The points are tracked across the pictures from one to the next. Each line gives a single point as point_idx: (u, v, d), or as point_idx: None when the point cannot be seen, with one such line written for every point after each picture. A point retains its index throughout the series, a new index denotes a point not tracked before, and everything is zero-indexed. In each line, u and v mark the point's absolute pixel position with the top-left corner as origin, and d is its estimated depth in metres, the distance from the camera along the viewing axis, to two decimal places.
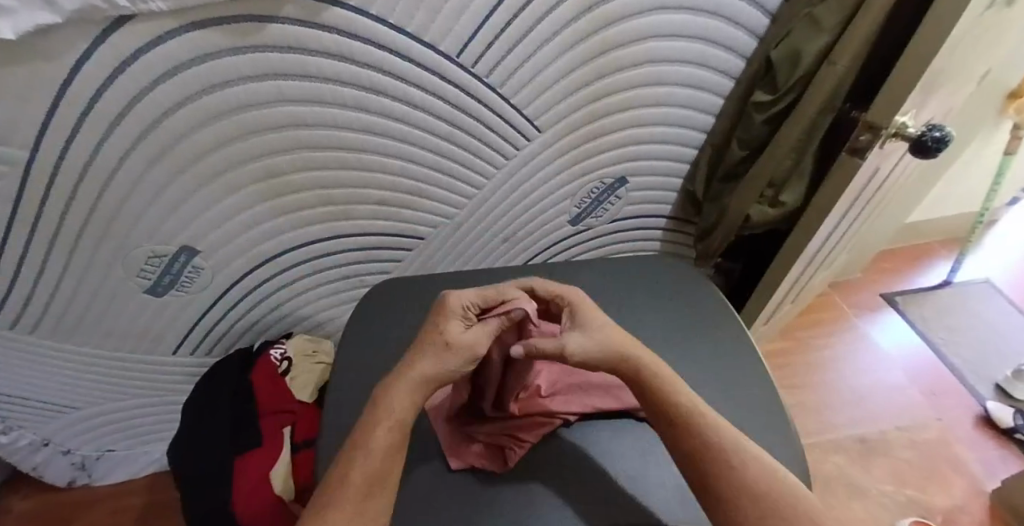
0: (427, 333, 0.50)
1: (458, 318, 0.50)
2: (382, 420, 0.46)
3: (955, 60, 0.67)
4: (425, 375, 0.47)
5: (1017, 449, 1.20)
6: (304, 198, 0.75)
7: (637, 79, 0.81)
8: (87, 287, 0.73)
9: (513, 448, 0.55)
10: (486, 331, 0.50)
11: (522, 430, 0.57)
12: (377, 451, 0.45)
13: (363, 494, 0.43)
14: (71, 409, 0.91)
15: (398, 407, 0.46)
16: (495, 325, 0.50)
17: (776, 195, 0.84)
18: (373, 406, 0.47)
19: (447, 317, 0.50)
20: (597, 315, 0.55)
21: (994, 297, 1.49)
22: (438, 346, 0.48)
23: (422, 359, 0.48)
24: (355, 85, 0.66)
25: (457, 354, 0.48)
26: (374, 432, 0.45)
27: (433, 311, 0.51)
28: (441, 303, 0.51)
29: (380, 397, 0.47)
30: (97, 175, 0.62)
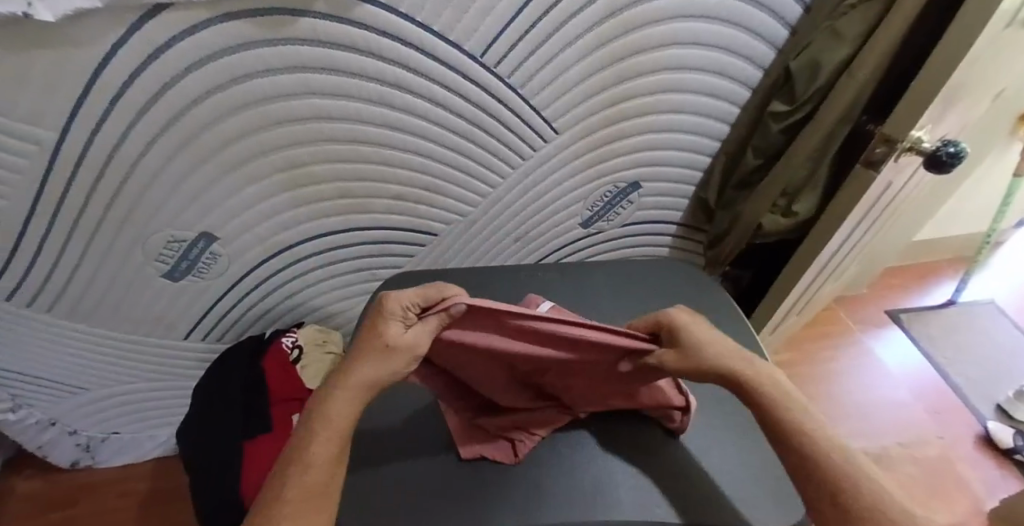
0: (366, 336, 0.48)
1: (399, 319, 0.47)
2: (321, 431, 0.45)
3: (971, 78, 0.68)
4: (366, 382, 0.46)
5: (1016, 469, 1.20)
6: (324, 190, 0.77)
7: (655, 85, 0.82)
8: (105, 270, 0.74)
9: (524, 439, 0.58)
10: (427, 330, 0.48)
11: (533, 423, 0.59)
12: (318, 464, 0.44)
13: (304, 508, 0.42)
14: (81, 390, 0.92)
15: (339, 415, 0.45)
16: (435, 323, 0.49)
17: (789, 204, 0.85)
18: (312, 417, 0.46)
19: (386, 318, 0.47)
20: (706, 332, 0.54)
21: (999, 317, 1.49)
22: (379, 351, 0.47)
23: (362, 365, 0.46)
24: (380, 81, 0.67)
25: (400, 357, 0.47)
26: (314, 445, 0.44)
27: (373, 311, 0.49)
28: (381, 302, 0.48)
29: (319, 407, 0.46)
30: (122, 161, 0.63)
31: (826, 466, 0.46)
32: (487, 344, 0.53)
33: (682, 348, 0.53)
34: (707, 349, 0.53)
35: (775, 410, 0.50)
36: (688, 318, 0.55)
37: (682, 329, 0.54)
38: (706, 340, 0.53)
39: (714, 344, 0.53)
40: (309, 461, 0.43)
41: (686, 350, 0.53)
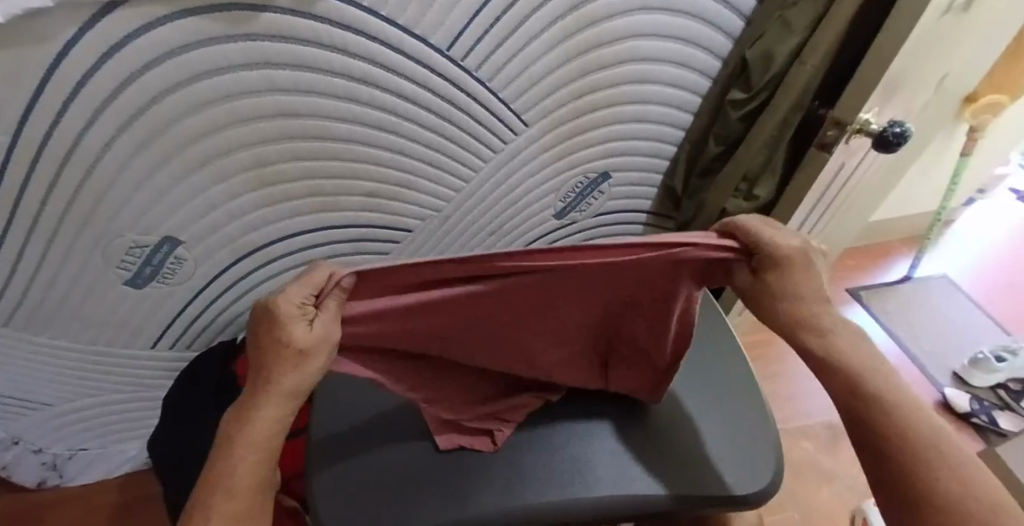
0: (265, 346, 0.43)
1: (301, 317, 0.42)
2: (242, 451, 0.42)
3: (916, 61, 0.72)
4: (287, 392, 0.43)
5: (974, 432, 1.27)
6: (294, 188, 0.76)
7: (620, 77, 0.84)
8: (66, 277, 0.72)
9: (500, 429, 0.61)
10: (332, 319, 0.44)
11: (507, 412, 0.62)
12: (242, 487, 0.42)
13: None
14: (44, 405, 0.89)
15: (259, 432, 0.42)
16: (335, 306, 0.44)
17: (750, 188, 0.88)
18: (228, 442, 0.43)
19: (278, 322, 0.41)
20: (801, 273, 0.47)
21: (952, 292, 1.57)
22: (290, 358, 0.42)
23: (274, 374, 0.43)
24: (346, 76, 0.67)
25: (316, 356, 0.43)
26: (235, 468, 0.42)
27: (262, 317, 0.42)
28: (267, 304, 0.42)
29: (236, 428, 0.43)
30: (80, 161, 0.61)
31: (905, 440, 0.42)
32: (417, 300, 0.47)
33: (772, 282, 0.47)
34: (804, 288, 0.47)
35: (853, 375, 0.45)
36: (809, 256, 0.47)
37: (791, 259, 0.46)
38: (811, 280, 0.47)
39: (809, 282, 0.47)
40: (231, 482, 0.41)
41: (773, 287, 0.47)
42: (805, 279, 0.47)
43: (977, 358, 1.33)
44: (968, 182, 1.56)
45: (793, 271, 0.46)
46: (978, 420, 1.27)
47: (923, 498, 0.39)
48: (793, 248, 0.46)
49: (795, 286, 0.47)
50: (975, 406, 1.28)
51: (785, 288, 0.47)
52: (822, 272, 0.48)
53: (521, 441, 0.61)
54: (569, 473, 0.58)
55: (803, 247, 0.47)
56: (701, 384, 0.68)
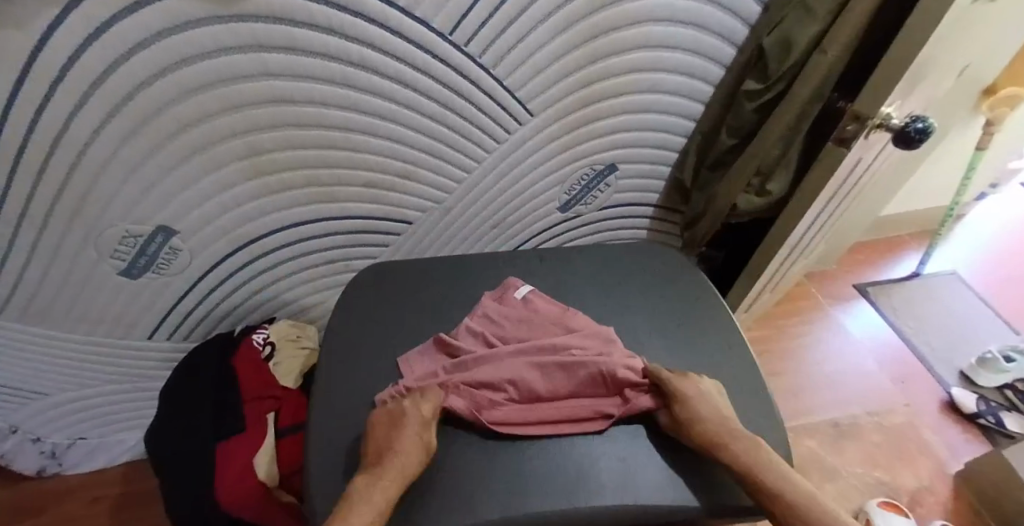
0: None
1: (426, 425, 0.55)
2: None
3: (940, 51, 0.69)
4: None
5: (981, 433, 1.25)
6: (291, 177, 0.74)
7: (629, 65, 0.81)
8: (58, 267, 0.71)
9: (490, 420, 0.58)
10: None
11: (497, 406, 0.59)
12: None
13: None
14: (41, 395, 0.88)
15: None
16: None
17: (763, 184, 0.86)
18: None
19: (417, 412, 0.56)
20: (698, 398, 0.58)
21: (962, 289, 1.54)
22: None
23: None
24: (343, 61, 0.64)
25: None
26: None
27: (397, 407, 0.57)
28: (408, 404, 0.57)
29: (347, 513, 0.46)
30: (69, 148, 0.59)
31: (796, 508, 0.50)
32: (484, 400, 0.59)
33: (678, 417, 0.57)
34: (703, 418, 0.56)
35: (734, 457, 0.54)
36: (695, 388, 0.59)
37: (684, 398, 0.58)
38: (704, 410, 0.57)
39: (706, 407, 0.58)
40: None
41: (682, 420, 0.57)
42: (706, 410, 0.57)
43: (985, 357, 1.31)
44: (982, 177, 1.53)
45: (695, 408, 0.57)
46: (984, 421, 1.25)
47: None
48: (683, 384, 0.59)
49: (704, 416, 0.57)
50: (982, 407, 1.26)
51: (696, 415, 0.56)
52: (706, 396, 0.59)
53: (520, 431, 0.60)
54: (571, 480, 0.56)
55: (691, 387, 0.59)
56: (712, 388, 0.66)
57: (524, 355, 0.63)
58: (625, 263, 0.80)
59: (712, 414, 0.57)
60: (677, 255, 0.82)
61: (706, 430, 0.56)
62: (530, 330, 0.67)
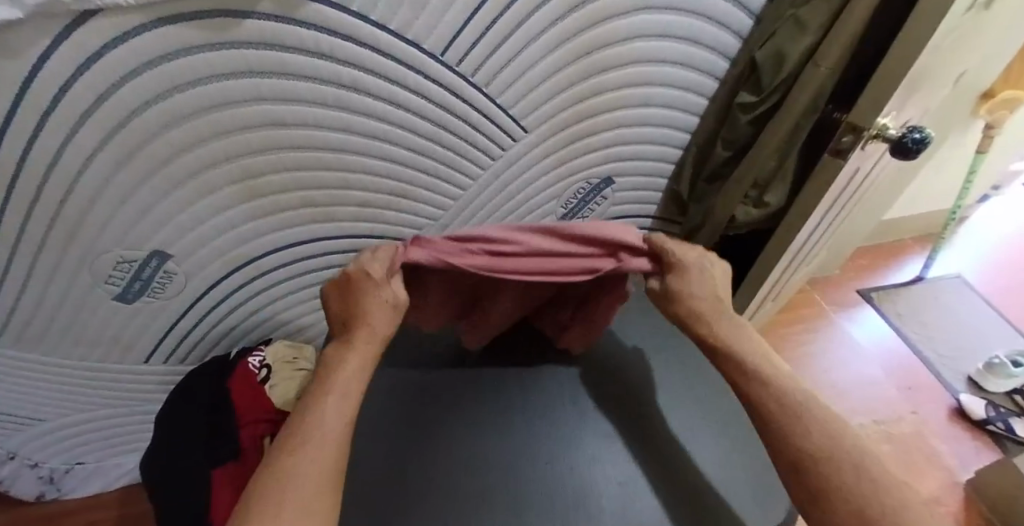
0: None
1: (384, 283, 0.59)
2: (334, 396, 0.52)
3: (936, 61, 0.68)
4: None
5: (991, 440, 1.23)
6: (285, 199, 0.74)
7: (624, 79, 0.81)
8: (54, 293, 0.70)
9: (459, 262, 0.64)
10: None
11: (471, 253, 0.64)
12: None
13: None
14: (37, 421, 0.87)
15: None
16: None
17: (760, 196, 0.85)
18: None
19: (371, 274, 0.59)
20: (698, 273, 0.66)
21: (967, 293, 1.53)
22: None
23: None
24: (335, 83, 0.64)
25: None
26: None
27: (354, 271, 0.59)
28: (361, 267, 0.59)
29: (331, 373, 0.54)
30: (62, 175, 0.59)
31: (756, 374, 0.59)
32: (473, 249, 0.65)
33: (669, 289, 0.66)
34: (697, 293, 0.65)
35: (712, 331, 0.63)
36: (701, 267, 0.66)
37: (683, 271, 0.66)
38: (699, 285, 0.65)
39: (703, 285, 0.66)
40: None
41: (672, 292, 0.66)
42: (701, 288, 0.65)
43: (992, 363, 1.30)
44: (983, 180, 1.51)
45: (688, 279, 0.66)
46: (994, 428, 1.23)
47: (770, 414, 0.56)
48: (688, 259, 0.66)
49: (695, 289, 0.65)
50: (992, 413, 1.24)
51: (688, 288, 0.65)
52: (710, 273, 0.66)
53: (521, 454, 0.59)
54: (569, 510, 0.55)
55: (696, 261, 0.67)
56: None
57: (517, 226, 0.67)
58: None
59: (708, 292, 0.65)
60: None
61: (693, 301, 0.65)
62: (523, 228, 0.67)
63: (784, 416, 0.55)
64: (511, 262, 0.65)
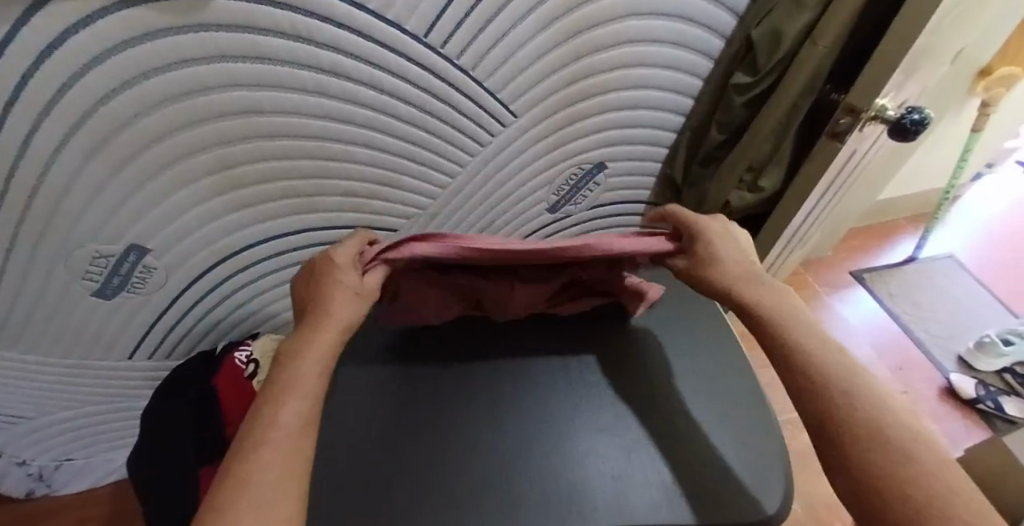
0: None
1: (352, 268, 0.54)
2: (294, 394, 0.44)
3: (935, 38, 0.66)
4: None
5: (980, 420, 1.24)
6: (266, 190, 0.71)
7: (616, 60, 0.78)
8: (29, 290, 0.68)
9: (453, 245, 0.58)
10: None
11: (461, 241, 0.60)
12: None
13: None
14: (20, 420, 0.85)
15: None
16: None
17: (755, 180, 0.83)
18: None
19: (336, 258, 0.54)
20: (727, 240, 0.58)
21: (960, 273, 1.52)
22: None
23: None
24: (314, 68, 0.61)
25: None
26: None
27: (320, 258, 0.55)
28: (327, 252, 0.55)
29: (287, 370, 0.46)
30: (29, 168, 0.56)
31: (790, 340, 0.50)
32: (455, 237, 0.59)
33: (700, 255, 0.58)
34: (728, 258, 0.57)
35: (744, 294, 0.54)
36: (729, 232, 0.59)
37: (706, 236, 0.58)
38: (730, 251, 0.57)
39: (736, 253, 0.57)
40: None
41: (702, 258, 0.58)
42: (732, 256, 0.57)
43: (983, 341, 1.30)
44: (977, 159, 1.50)
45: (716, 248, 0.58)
46: (984, 406, 1.24)
47: (809, 384, 0.46)
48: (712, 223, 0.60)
49: (725, 255, 0.57)
50: (981, 391, 1.25)
51: (717, 254, 0.57)
52: (739, 242, 0.59)
53: (513, 447, 0.58)
54: (563, 503, 0.54)
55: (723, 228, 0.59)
56: (710, 392, 0.64)
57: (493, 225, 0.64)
58: None
59: (739, 258, 0.57)
60: None
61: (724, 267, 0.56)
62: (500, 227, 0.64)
63: (818, 386, 0.46)
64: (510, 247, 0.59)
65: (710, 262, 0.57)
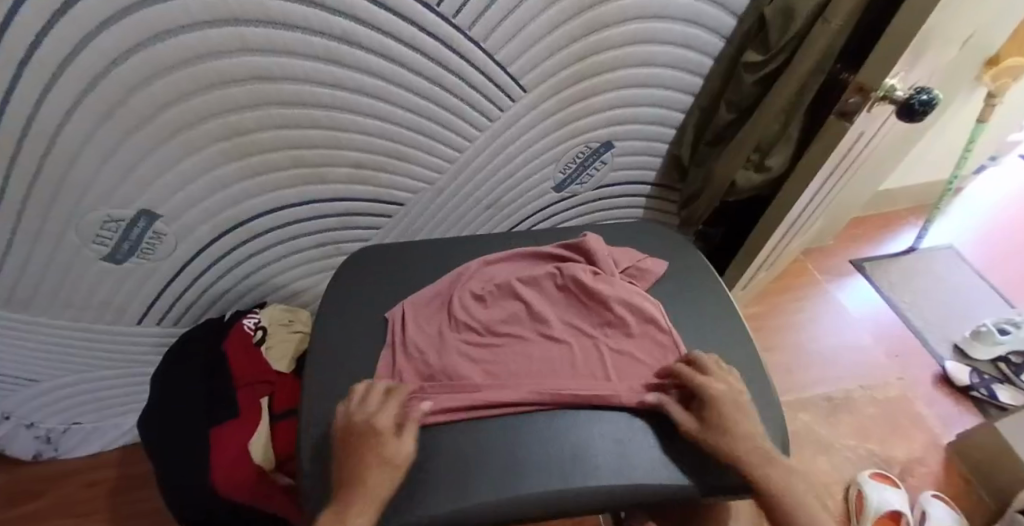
0: None
1: (389, 431, 0.53)
2: None
3: (947, 19, 0.66)
4: None
5: (973, 406, 1.26)
6: (275, 158, 0.72)
7: (626, 37, 0.78)
8: (41, 253, 0.69)
9: (480, 344, 0.63)
10: None
11: (489, 339, 0.63)
12: None
13: None
14: (31, 382, 0.87)
15: None
16: None
17: (762, 159, 0.84)
18: None
19: (379, 427, 0.52)
20: (722, 400, 0.56)
21: (960, 264, 1.53)
22: None
23: None
24: (325, 35, 0.62)
25: None
26: None
27: (358, 422, 0.53)
28: (367, 418, 0.53)
29: None
30: (42, 129, 0.57)
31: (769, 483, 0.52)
32: (488, 345, 0.63)
33: (706, 415, 0.55)
34: (730, 422, 0.55)
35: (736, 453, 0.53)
36: (733, 397, 0.57)
37: (707, 394, 0.56)
38: (727, 411, 0.55)
39: (737, 415, 0.56)
40: None
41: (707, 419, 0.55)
42: (729, 420, 0.55)
43: (979, 330, 1.30)
44: (982, 149, 1.51)
45: (729, 415, 0.55)
46: (977, 394, 1.26)
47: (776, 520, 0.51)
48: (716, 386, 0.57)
49: (723, 418, 0.55)
50: (975, 378, 1.26)
51: (716, 420, 0.55)
52: (733, 399, 0.57)
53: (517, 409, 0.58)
54: (567, 460, 0.54)
55: (726, 392, 0.57)
56: None
57: (511, 325, 0.65)
58: (621, 242, 0.79)
59: (735, 419, 0.55)
60: (674, 233, 0.81)
61: (721, 434, 0.54)
62: (519, 325, 0.65)
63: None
64: (543, 348, 0.62)
65: (714, 424, 0.54)
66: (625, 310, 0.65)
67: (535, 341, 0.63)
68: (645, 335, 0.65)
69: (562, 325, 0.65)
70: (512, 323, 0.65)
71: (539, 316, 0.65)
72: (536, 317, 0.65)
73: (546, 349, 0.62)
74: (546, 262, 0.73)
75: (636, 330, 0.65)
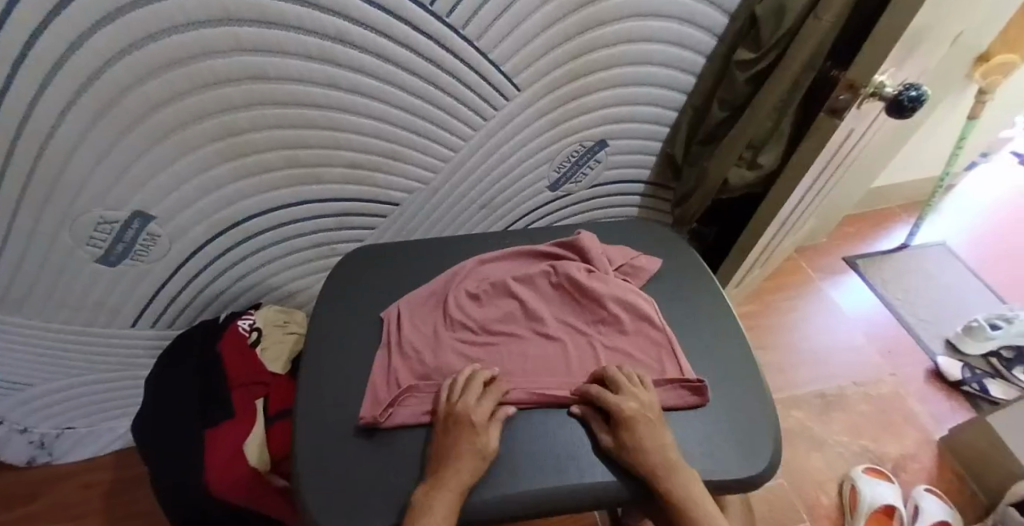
0: None
1: (484, 420, 0.53)
2: None
3: (937, 17, 0.67)
4: None
5: (965, 400, 1.27)
6: (270, 158, 0.72)
7: (620, 36, 0.79)
8: (34, 255, 0.68)
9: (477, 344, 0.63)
10: None
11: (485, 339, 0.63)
12: None
13: None
14: (24, 386, 0.86)
15: None
16: None
17: (754, 156, 0.85)
18: None
19: (474, 419, 0.53)
20: (632, 418, 0.53)
21: (952, 260, 1.55)
22: None
23: None
24: (319, 35, 0.62)
25: None
26: None
27: (455, 410, 0.54)
28: (461, 407, 0.54)
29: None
30: (37, 129, 0.56)
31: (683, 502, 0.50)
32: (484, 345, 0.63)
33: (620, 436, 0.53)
34: (641, 441, 0.52)
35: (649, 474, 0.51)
36: (644, 412, 0.54)
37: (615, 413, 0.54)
38: (638, 429, 0.53)
39: (646, 432, 0.53)
40: None
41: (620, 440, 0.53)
42: (640, 437, 0.52)
43: (971, 325, 1.32)
44: (972, 147, 1.52)
45: (639, 433, 0.53)
46: (969, 388, 1.27)
47: None
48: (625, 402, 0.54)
49: (637, 436, 0.53)
50: (967, 373, 1.27)
51: (630, 438, 0.53)
52: (644, 415, 0.54)
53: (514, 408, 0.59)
54: (561, 460, 0.55)
55: (637, 407, 0.54)
56: (704, 362, 0.66)
57: (507, 323, 0.65)
58: (615, 240, 0.79)
59: (644, 437, 0.53)
60: (668, 231, 0.82)
61: (633, 454, 0.52)
62: (514, 324, 0.65)
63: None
64: (539, 347, 0.63)
65: (626, 444, 0.52)
66: (619, 308, 0.66)
67: (531, 340, 0.63)
68: (640, 334, 0.65)
69: (557, 324, 0.65)
70: (508, 321, 0.65)
71: (534, 314, 0.65)
72: (532, 315, 0.65)
73: (542, 348, 0.63)
74: (540, 261, 0.73)
75: (630, 327, 0.65)
